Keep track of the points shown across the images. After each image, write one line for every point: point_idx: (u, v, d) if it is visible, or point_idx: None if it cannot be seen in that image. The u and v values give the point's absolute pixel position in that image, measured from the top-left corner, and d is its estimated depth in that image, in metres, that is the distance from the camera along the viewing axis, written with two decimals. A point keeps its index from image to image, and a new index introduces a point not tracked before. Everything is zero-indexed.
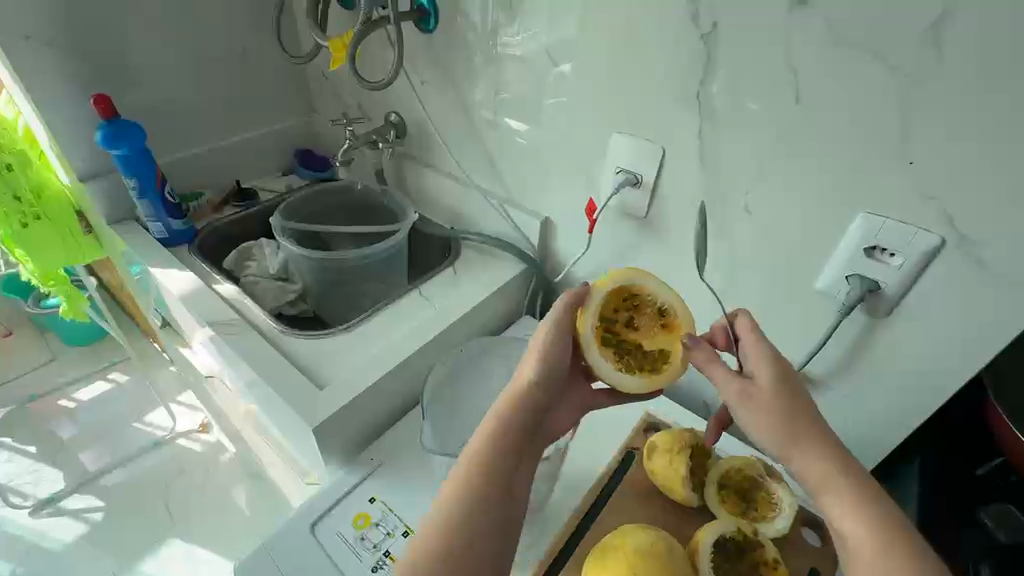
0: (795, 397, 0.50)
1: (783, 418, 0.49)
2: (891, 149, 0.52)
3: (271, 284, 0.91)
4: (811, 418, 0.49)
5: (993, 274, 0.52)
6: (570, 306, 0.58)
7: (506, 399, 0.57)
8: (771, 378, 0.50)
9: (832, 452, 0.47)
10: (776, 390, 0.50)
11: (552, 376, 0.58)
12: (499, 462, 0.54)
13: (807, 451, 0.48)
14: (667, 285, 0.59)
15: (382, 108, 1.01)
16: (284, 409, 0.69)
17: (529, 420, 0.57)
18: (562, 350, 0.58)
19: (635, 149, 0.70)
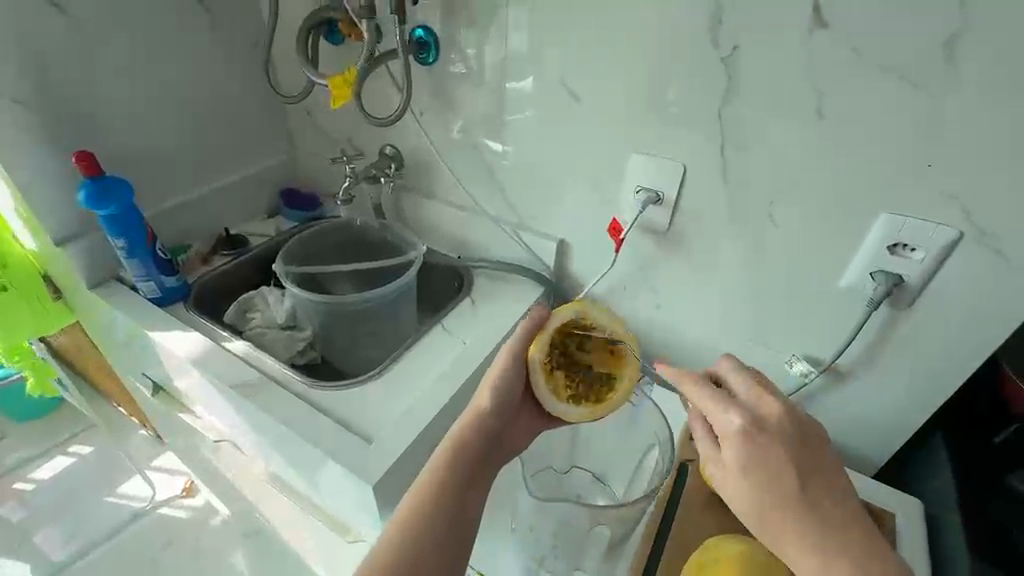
0: (767, 475, 0.46)
1: (759, 462, 0.46)
2: (912, 154, 0.57)
3: (280, 334, 0.86)
4: (784, 499, 0.45)
5: (1011, 262, 0.57)
6: (527, 331, 0.59)
7: (461, 424, 0.57)
8: (737, 456, 0.47)
9: (806, 534, 0.44)
10: (743, 467, 0.47)
11: (504, 398, 0.58)
12: (445, 487, 0.53)
13: (781, 532, 0.45)
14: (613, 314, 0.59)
15: (377, 142, 0.99)
16: (330, 467, 0.66)
17: (478, 445, 0.56)
18: (503, 371, 0.59)
19: (656, 167, 0.73)
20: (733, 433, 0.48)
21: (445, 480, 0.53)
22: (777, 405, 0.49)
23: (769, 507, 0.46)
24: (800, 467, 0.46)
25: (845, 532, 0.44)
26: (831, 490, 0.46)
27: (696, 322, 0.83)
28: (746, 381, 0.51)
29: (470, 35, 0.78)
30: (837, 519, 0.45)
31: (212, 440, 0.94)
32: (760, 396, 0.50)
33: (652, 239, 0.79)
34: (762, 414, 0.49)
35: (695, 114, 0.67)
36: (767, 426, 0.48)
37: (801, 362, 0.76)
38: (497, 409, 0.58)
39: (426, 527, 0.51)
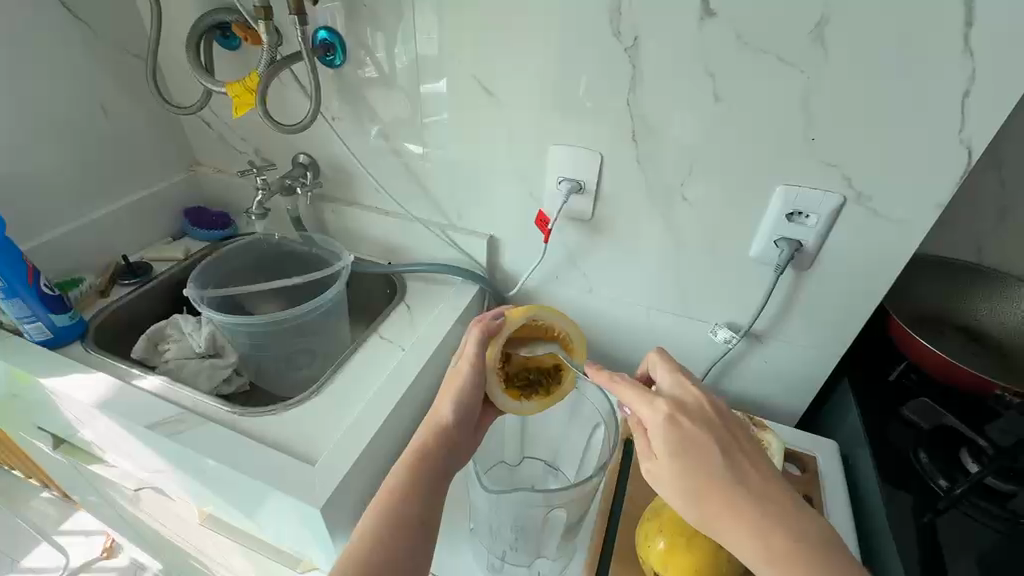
0: (698, 452, 0.47)
1: (684, 439, 0.48)
2: (797, 129, 0.63)
3: (200, 364, 0.79)
4: (710, 473, 0.47)
5: (887, 219, 0.64)
6: (483, 337, 0.58)
7: (426, 435, 0.57)
8: (663, 439, 0.49)
9: (736, 505, 0.45)
10: (670, 449, 0.48)
11: (466, 410, 0.58)
12: (410, 497, 0.52)
13: (714, 510, 0.46)
14: (562, 314, 0.61)
15: (287, 151, 0.95)
16: (271, 498, 0.62)
17: (440, 454, 0.56)
18: (463, 379, 0.58)
19: (574, 158, 0.75)
20: (660, 419, 0.50)
21: (410, 492, 0.52)
22: (696, 391, 0.53)
23: (698, 485, 0.47)
24: (721, 440, 0.48)
25: (772, 497, 0.45)
26: (761, 465, 0.48)
27: (626, 303, 0.86)
28: (668, 375, 0.55)
29: (378, 35, 0.76)
30: (764, 485, 0.46)
31: (133, 490, 0.85)
32: (681, 386, 0.54)
33: (578, 226, 0.81)
34: (682, 399, 0.52)
35: (606, 105, 0.70)
36: (687, 407, 0.51)
37: (724, 329, 0.81)
38: (458, 420, 0.57)
39: (392, 538, 0.50)
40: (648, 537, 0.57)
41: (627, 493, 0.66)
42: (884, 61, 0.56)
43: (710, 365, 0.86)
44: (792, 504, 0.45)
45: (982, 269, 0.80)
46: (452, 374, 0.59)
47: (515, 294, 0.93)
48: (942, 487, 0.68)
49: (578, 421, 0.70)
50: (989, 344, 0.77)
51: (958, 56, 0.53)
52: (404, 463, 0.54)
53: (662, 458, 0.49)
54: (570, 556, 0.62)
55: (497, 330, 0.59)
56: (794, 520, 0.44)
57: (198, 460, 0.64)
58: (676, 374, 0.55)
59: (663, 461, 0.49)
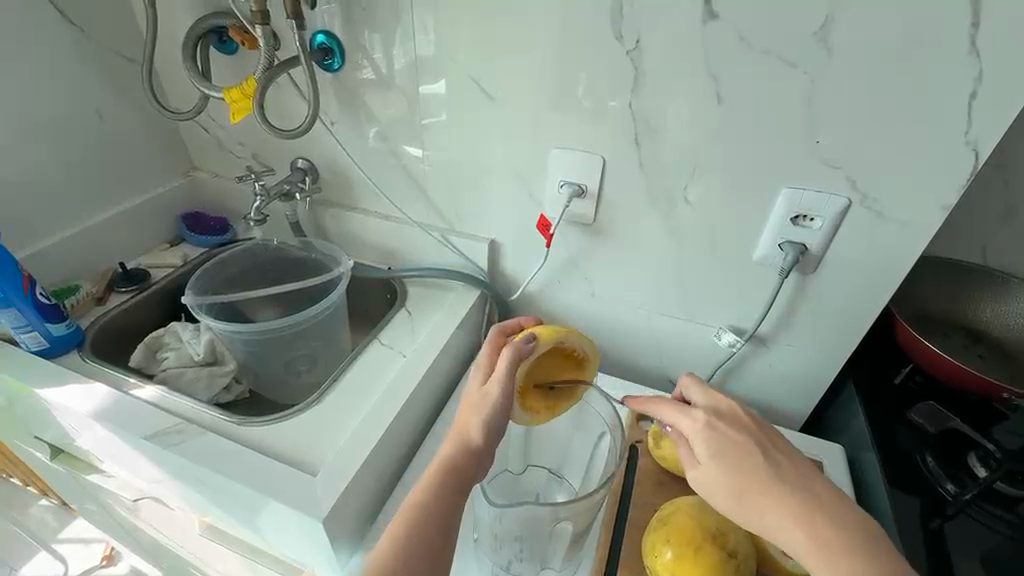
0: (737, 457, 0.49)
1: (724, 446, 0.49)
2: (802, 132, 0.62)
3: (199, 371, 0.78)
4: (755, 476, 0.47)
5: (893, 221, 0.63)
6: (512, 361, 0.55)
7: (451, 452, 0.55)
8: (705, 445, 0.50)
9: (785, 504, 0.46)
10: (713, 455, 0.49)
11: (493, 429, 0.56)
12: (429, 513, 0.52)
13: (763, 509, 0.46)
14: (585, 338, 0.61)
15: (286, 155, 0.94)
16: (272, 511, 0.61)
17: (464, 472, 0.55)
18: (493, 398, 0.55)
19: (576, 161, 0.74)
20: (698, 426, 0.51)
21: (433, 509, 0.52)
22: (728, 402, 0.54)
23: (745, 488, 0.47)
24: (761, 445, 0.49)
25: (820, 499, 0.46)
26: (802, 468, 0.48)
27: (630, 307, 0.85)
28: (701, 391, 0.56)
29: (376, 38, 0.75)
30: (810, 488, 0.47)
31: (132, 500, 0.85)
32: (711, 397, 0.55)
33: (580, 230, 0.81)
34: (718, 408, 0.53)
35: (606, 107, 0.69)
36: (724, 414, 0.52)
37: (728, 332, 0.80)
38: (485, 438, 0.55)
39: (408, 555, 0.50)
40: (655, 547, 0.56)
41: (632, 503, 0.65)
42: (889, 62, 0.55)
43: (714, 369, 0.86)
44: (840, 505, 0.46)
45: (984, 268, 0.79)
46: (481, 393, 0.57)
47: (516, 298, 0.92)
48: (950, 491, 0.67)
49: (582, 428, 0.69)
50: (992, 345, 0.77)
51: (964, 58, 0.53)
52: (425, 480, 0.54)
53: (707, 465, 0.49)
54: (576, 565, 0.61)
55: (527, 354, 0.56)
56: (843, 521, 0.45)
57: (199, 472, 0.63)
58: (705, 391, 0.55)
59: (707, 468, 0.49)
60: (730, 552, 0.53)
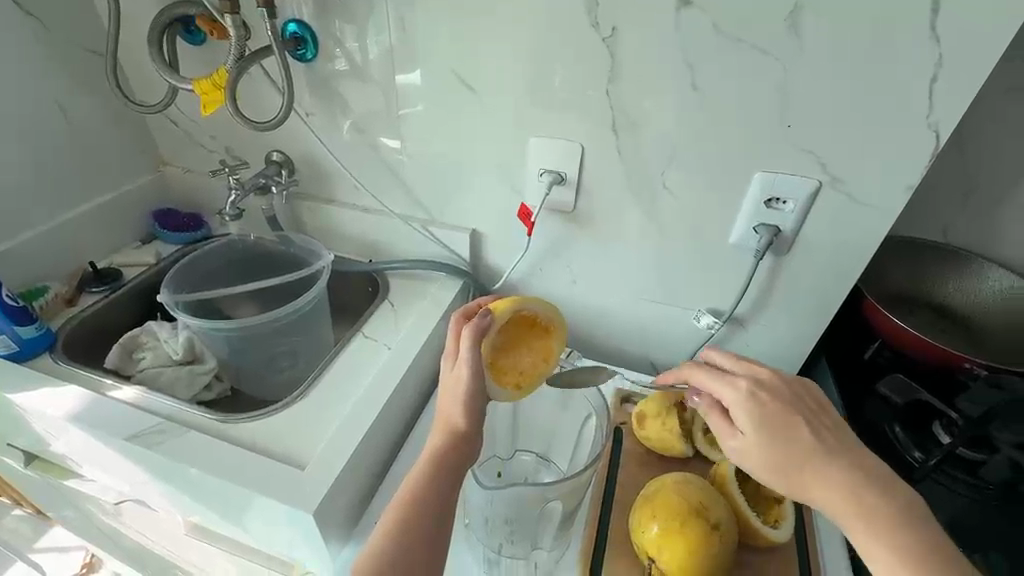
0: (784, 428, 0.50)
1: (769, 418, 0.50)
2: (775, 118, 0.64)
3: (179, 370, 0.77)
4: (802, 446, 0.49)
5: (860, 203, 0.66)
6: (472, 340, 0.56)
7: (438, 440, 0.56)
8: (749, 417, 0.51)
9: (834, 472, 0.47)
10: (759, 426, 0.50)
11: (471, 414, 0.56)
12: (416, 502, 0.52)
13: (810, 478, 0.48)
14: (543, 301, 0.62)
15: (260, 148, 0.92)
16: (262, 506, 0.60)
17: (451, 456, 0.55)
18: (465, 384, 0.56)
19: (555, 149, 0.75)
20: (743, 397, 0.52)
21: (423, 496, 0.53)
22: (766, 369, 0.55)
23: (788, 458, 0.49)
24: (806, 415, 0.50)
25: (863, 468, 0.48)
26: (843, 438, 0.50)
27: (610, 294, 0.86)
28: (727, 357, 0.58)
29: (350, 28, 0.74)
30: (852, 457, 0.49)
31: (113, 503, 0.83)
32: (746, 364, 0.56)
33: (560, 218, 0.81)
34: (759, 377, 0.54)
35: (585, 96, 0.69)
36: (767, 385, 0.53)
37: (707, 315, 0.82)
38: (467, 423, 0.56)
39: (401, 537, 0.51)
40: (641, 523, 0.57)
41: (618, 482, 0.67)
42: (855, 48, 0.57)
43: (693, 351, 0.87)
44: (880, 472, 0.48)
45: (947, 246, 0.82)
46: (454, 376, 0.57)
47: (499, 288, 0.92)
48: (917, 458, 0.71)
49: (568, 412, 0.71)
50: (954, 320, 0.81)
51: (924, 44, 0.55)
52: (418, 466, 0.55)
53: (751, 437, 0.50)
54: (566, 545, 0.62)
55: (484, 330, 0.57)
56: (884, 488, 0.47)
57: (183, 471, 0.62)
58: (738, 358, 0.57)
59: (752, 439, 0.50)
60: (713, 525, 0.55)
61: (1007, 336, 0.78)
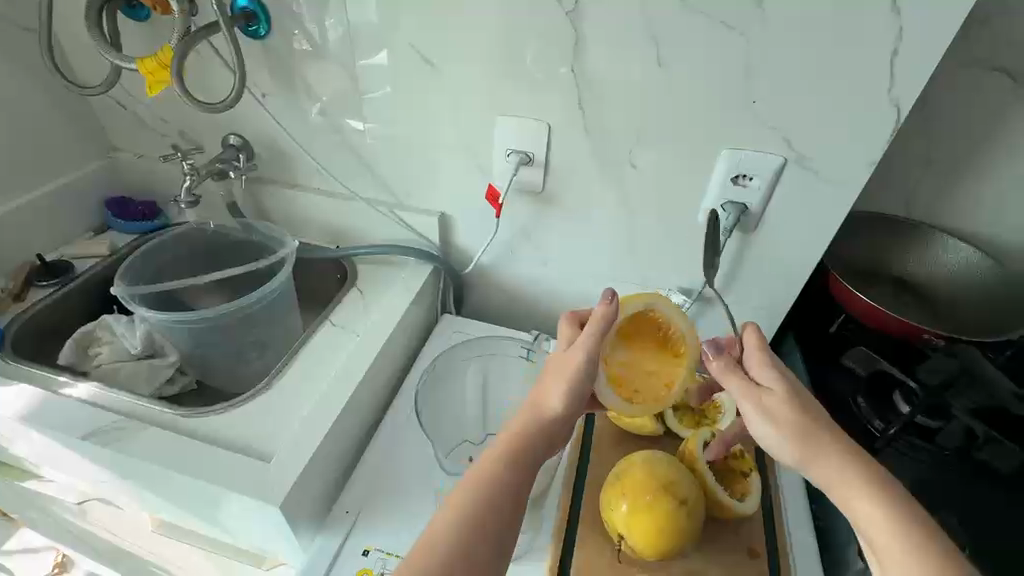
0: (801, 395, 0.52)
1: (791, 383, 0.53)
2: (740, 93, 0.63)
3: (138, 364, 0.75)
4: (813, 409, 0.51)
5: (824, 178, 0.66)
6: (597, 333, 0.53)
7: (523, 422, 0.53)
8: (774, 375, 0.53)
9: (841, 438, 0.49)
10: (783, 385, 0.52)
11: (569, 406, 0.54)
12: (490, 497, 0.49)
13: (818, 437, 0.49)
14: (673, 304, 0.60)
15: (215, 131, 0.88)
16: (227, 500, 0.59)
17: (537, 440, 0.53)
18: (576, 373, 0.53)
19: (522, 128, 0.73)
20: (772, 359, 0.54)
21: (496, 481, 0.49)
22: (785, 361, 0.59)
23: (803, 418, 0.50)
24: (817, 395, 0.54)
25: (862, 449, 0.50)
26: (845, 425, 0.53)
27: (581, 275, 0.85)
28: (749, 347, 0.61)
29: (305, 3, 0.70)
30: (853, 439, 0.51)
31: (76, 503, 0.80)
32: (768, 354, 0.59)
33: (530, 199, 0.80)
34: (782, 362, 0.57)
35: (550, 73, 0.68)
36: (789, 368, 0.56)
37: (677, 294, 0.82)
38: (565, 415, 0.53)
39: (468, 520, 0.47)
40: (610, 501, 0.58)
41: (591, 462, 0.67)
42: (817, 21, 0.56)
43: None
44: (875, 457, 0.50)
45: (926, 226, 0.83)
46: (562, 357, 0.55)
47: (470, 272, 0.91)
48: (878, 427, 0.72)
49: None
50: (915, 292, 0.82)
51: (884, 16, 0.55)
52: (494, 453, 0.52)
53: (773, 389, 0.52)
54: (538, 526, 0.63)
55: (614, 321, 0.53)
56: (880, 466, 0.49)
57: (143, 468, 0.61)
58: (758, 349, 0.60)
59: (774, 392, 0.52)
60: (681, 500, 0.56)
61: (968, 320, 0.80)
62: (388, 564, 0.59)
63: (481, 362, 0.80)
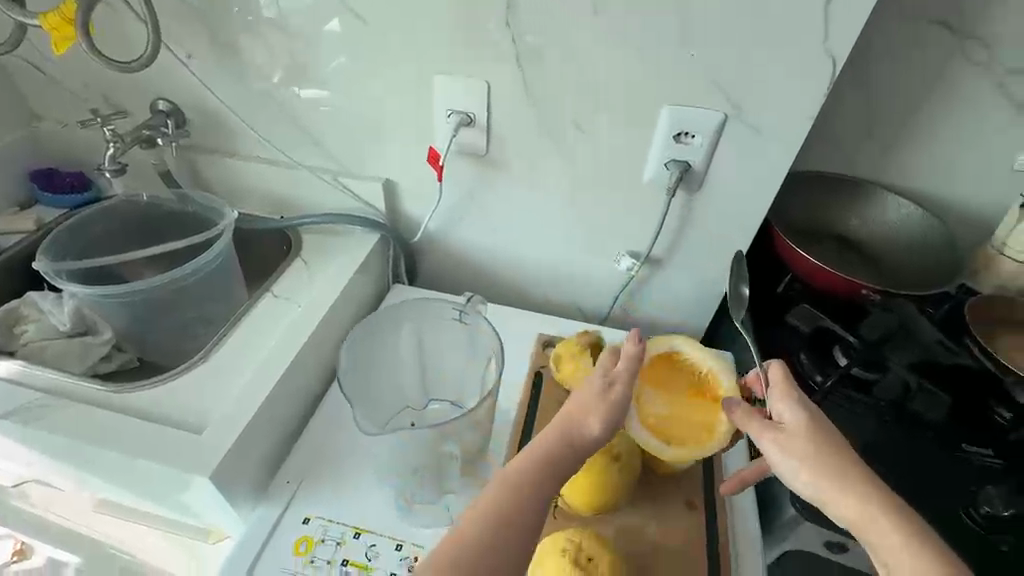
0: (826, 435, 0.47)
1: (815, 421, 0.47)
2: (675, 47, 0.63)
3: (69, 342, 0.71)
4: (840, 450, 0.46)
5: (763, 134, 0.66)
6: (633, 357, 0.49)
7: (546, 446, 0.47)
8: (796, 412, 0.48)
9: (870, 484, 0.44)
10: (806, 424, 0.47)
11: (605, 431, 0.48)
12: (516, 515, 0.44)
13: (841, 483, 0.44)
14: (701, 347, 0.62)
15: (142, 96, 0.84)
16: (158, 474, 0.58)
17: (565, 468, 0.47)
18: (616, 400, 0.48)
19: (461, 87, 0.71)
20: (795, 393, 0.49)
21: (512, 513, 0.44)
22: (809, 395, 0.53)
23: (830, 454, 0.45)
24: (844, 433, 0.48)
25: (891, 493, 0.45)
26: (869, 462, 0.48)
27: (532, 241, 0.84)
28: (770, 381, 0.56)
29: None
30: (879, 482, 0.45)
31: (14, 486, 0.77)
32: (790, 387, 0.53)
33: (475, 163, 0.78)
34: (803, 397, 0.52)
35: (485, 28, 0.66)
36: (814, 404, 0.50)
37: (626, 257, 0.81)
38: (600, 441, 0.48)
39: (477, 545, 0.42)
40: None
41: (536, 425, 0.68)
42: None
43: (614, 296, 0.87)
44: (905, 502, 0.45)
45: (875, 185, 0.85)
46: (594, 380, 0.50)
47: (420, 241, 0.89)
48: (817, 382, 0.73)
49: (476, 353, 0.69)
50: (859, 251, 0.83)
51: None
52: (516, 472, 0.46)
53: (794, 428, 0.47)
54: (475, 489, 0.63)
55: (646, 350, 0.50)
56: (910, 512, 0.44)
57: (70, 444, 0.59)
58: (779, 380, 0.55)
59: (796, 431, 0.47)
60: (614, 456, 0.57)
61: (909, 279, 0.81)
62: (329, 530, 0.59)
63: (414, 325, 0.71)
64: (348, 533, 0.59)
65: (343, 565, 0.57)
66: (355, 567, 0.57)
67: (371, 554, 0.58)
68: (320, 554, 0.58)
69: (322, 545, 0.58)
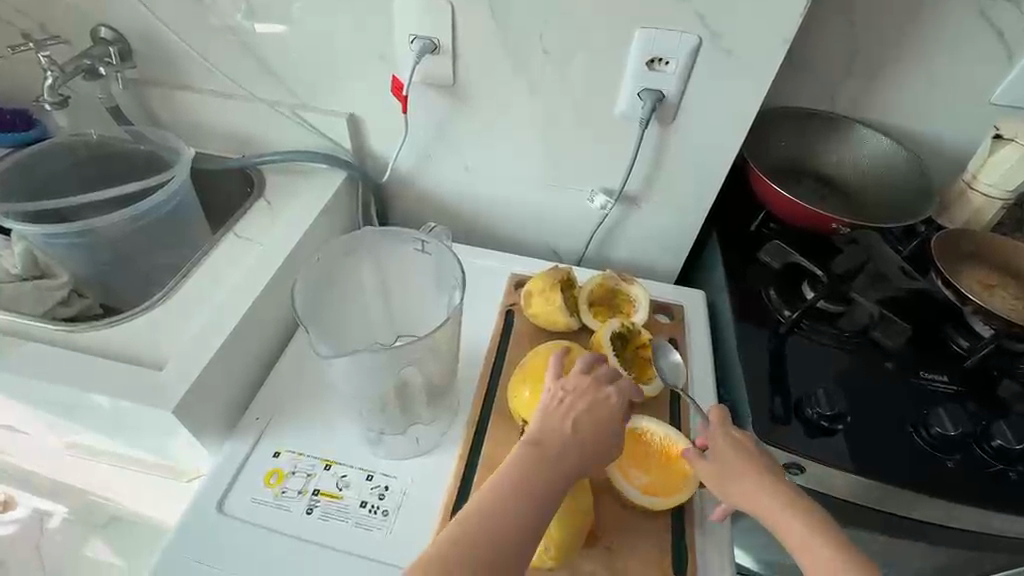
0: (750, 452, 0.54)
1: (741, 443, 0.55)
2: None
3: (22, 286, 0.67)
4: (762, 465, 0.53)
5: (735, 59, 0.64)
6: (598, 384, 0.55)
7: (513, 467, 0.49)
8: (725, 439, 0.55)
9: (789, 491, 0.51)
10: (731, 445, 0.55)
11: (589, 458, 0.51)
12: (486, 528, 0.46)
13: (761, 495, 0.51)
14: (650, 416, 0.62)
15: (80, 23, 0.78)
16: (121, 410, 0.57)
17: (535, 488, 0.48)
18: (609, 427, 0.53)
19: (424, 8, 0.67)
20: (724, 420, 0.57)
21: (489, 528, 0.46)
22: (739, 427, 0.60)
23: (756, 476, 0.52)
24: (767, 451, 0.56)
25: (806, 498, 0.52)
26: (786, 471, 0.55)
27: (504, 179, 0.82)
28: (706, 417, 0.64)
29: None
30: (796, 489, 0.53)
31: None
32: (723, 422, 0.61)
33: (441, 93, 0.74)
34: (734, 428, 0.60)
35: None
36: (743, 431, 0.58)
37: (600, 195, 0.80)
38: (568, 464, 0.50)
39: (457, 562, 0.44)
40: (514, 390, 0.62)
41: (505, 361, 0.68)
42: None
43: (589, 237, 0.85)
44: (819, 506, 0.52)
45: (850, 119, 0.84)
46: (563, 406, 0.53)
47: (389, 181, 0.86)
48: (785, 316, 0.73)
49: (440, 287, 0.68)
50: (835, 188, 0.83)
51: None
52: (512, 463, 0.50)
53: (721, 450, 0.55)
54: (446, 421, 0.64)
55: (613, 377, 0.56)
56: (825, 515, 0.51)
57: (28, 382, 0.58)
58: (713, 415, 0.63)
59: (723, 451, 0.55)
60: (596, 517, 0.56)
61: (874, 216, 0.80)
62: (300, 463, 0.60)
63: (376, 261, 0.69)
64: (319, 466, 0.60)
65: (314, 495, 0.58)
66: (326, 498, 0.58)
67: (342, 484, 0.59)
68: (292, 485, 0.59)
69: (293, 477, 0.59)
